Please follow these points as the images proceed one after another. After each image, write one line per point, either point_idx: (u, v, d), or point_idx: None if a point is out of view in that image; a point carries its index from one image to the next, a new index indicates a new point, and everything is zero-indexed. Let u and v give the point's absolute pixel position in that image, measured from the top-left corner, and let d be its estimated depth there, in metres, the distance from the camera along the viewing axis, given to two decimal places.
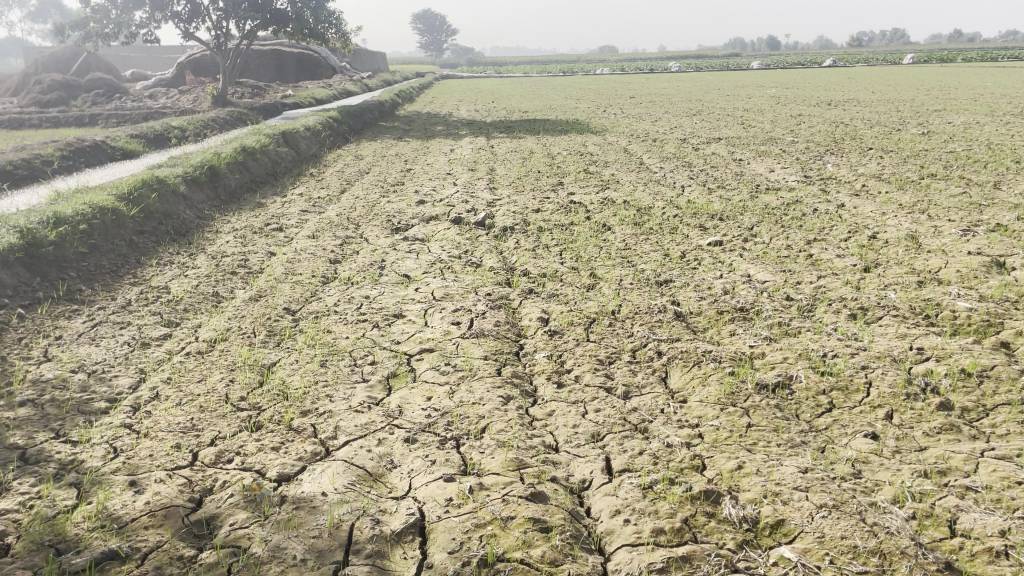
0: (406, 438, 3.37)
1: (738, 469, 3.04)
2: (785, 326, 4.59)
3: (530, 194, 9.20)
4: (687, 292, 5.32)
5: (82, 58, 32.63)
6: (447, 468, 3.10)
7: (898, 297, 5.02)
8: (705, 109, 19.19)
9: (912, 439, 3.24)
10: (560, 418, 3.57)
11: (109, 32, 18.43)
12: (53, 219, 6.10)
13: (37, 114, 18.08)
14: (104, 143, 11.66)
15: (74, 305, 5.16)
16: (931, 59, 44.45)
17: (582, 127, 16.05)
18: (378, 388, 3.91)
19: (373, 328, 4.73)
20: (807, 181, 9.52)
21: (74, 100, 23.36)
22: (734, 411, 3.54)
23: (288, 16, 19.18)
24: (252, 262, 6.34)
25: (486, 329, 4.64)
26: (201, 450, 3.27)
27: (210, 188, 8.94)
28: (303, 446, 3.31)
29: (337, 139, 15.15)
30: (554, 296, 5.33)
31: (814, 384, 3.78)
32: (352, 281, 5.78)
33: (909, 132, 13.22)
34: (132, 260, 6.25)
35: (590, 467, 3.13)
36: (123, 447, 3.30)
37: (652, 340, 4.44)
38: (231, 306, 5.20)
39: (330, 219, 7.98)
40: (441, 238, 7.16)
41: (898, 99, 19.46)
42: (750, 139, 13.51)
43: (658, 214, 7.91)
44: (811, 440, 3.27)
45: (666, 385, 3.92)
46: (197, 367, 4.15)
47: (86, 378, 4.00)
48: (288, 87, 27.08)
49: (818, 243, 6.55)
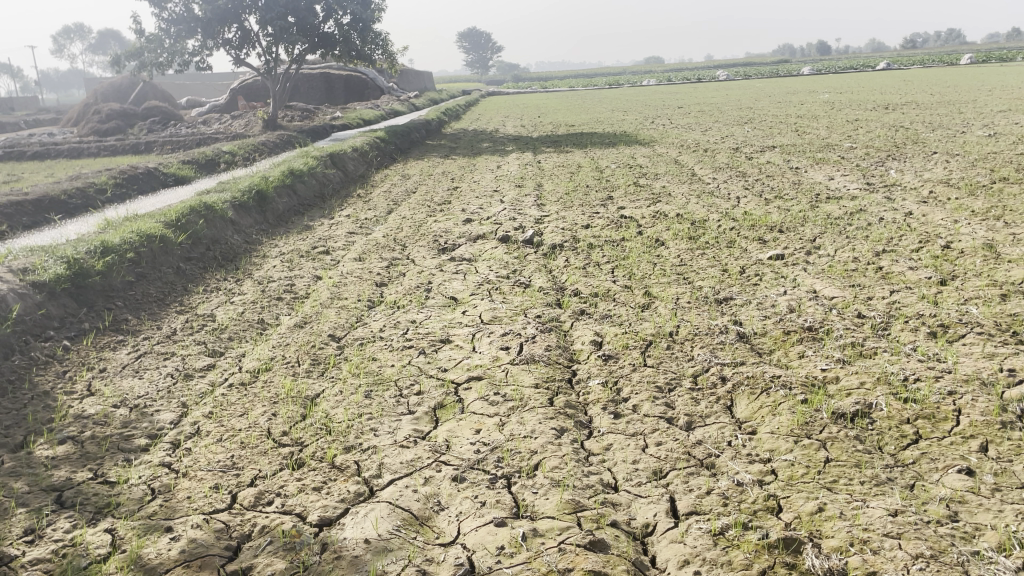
0: (454, 476, 3.16)
1: (819, 511, 2.76)
2: (860, 346, 4.27)
3: (579, 209, 8.98)
4: (750, 310, 5.03)
5: (139, 87, 33.53)
6: (498, 511, 2.89)
7: (981, 312, 4.65)
8: (758, 117, 18.74)
9: (1013, 475, 2.91)
10: (618, 453, 3.33)
11: (162, 61, 18.81)
12: (100, 248, 6.08)
13: (96, 143, 18.55)
14: (155, 171, 11.79)
15: (119, 335, 5.10)
16: (990, 58, 42.92)
17: (631, 140, 15.78)
18: (424, 420, 3.72)
19: (419, 355, 4.55)
20: (869, 188, 9.10)
21: (131, 128, 23.93)
22: (810, 444, 3.25)
23: (336, 39, 19.39)
24: (298, 286, 6.24)
25: (536, 354, 4.42)
26: (241, 491, 3.12)
27: (258, 212, 8.92)
28: (346, 486, 3.13)
29: (384, 157, 15.15)
30: (608, 317, 5.09)
31: (897, 412, 3.46)
32: (399, 304, 5.64)
33: (975, 135, 12.62)
34: (179, 287, 6.20)
35: (653, 509, 2.88)
36: (161, 489, 3.16)
37: (714, 364, 4.16)
38: (276, 333, 5.09)
39: (377, 241, 7.87)
40: (488, 257, 6.98)
41: (957, 101, 18.74)
42: (805, 146, 13.08)
43: (713, 227, 7.61)
44: (898, 476, 2.97)
45: (732, 414, 3.64)
46: (240, 400, 4.01)
47: (128, 414, 3.90)
48: (338, 108, 27.33)
49: (888, 254, 6.19)
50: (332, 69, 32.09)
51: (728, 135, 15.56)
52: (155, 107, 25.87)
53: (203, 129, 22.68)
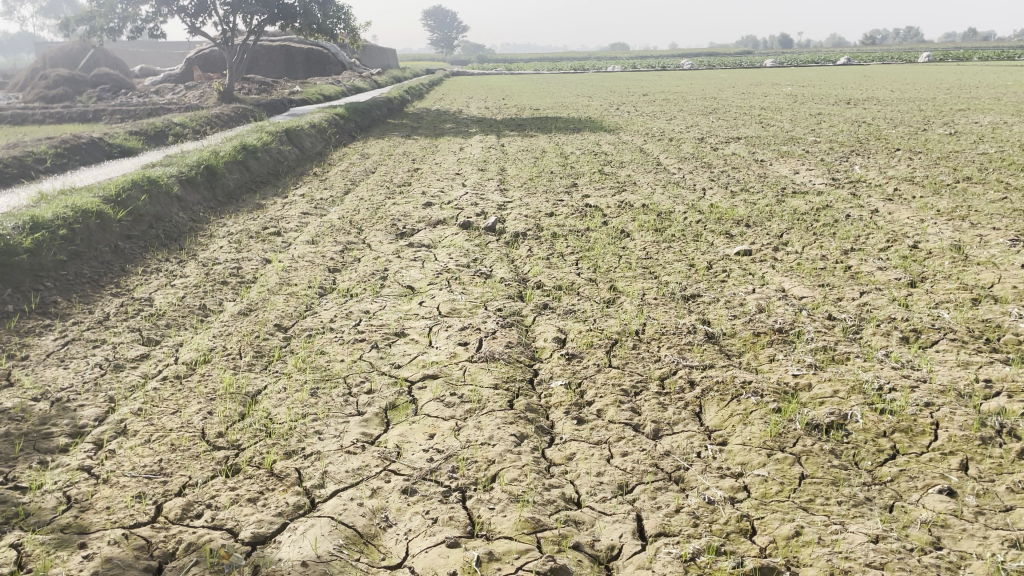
0: (404, 488, 2.90)
1: (796, 536, 2.58)
2: (831, 351, 4.11)
3: (543, 196, 8.74)
4: (718, 308, 4.84)
5: (89, 53, 32.33)
6: (450, 530, 2.65)
7: (953, 317, 4.52)
8: (724, 107, 18.66)
9: (995, 497, 2.76)
10: (582, 463, 3.11)
11: (113, 26, 18.02)
12: (30, 224, 5.66)
13: (38, 109, 17.77)
14: (100, 141, 11.23)
15: (46, 319, 4.72)
16: (946, 57, 43.47)
17: (596, 126, 15.56)
18: (373, 423, 3.46)
19: (372, 350, 4.27)
20: (835, 184, 9.02)
21: (79, 95, 23.00)
22: (784, 458, 3.06)
23: (296, 11, 18.74)
24: (245, 270, 5.90)
25: (496, 351, 4.18)
26: (167, 501, 2.81)
27: (206, 188, 8.51)
28: (284, 498, 2.85)
29: (342, 135, 14.70)
30: (571, 312, 4.87)
31: (873, 425, 3.29)
32: (351, 293, 5.34)
33: (936, 133, 12.64)
34: (116, 268, 5.82)
35: (618, 529, 2.67)
36: (79, 497, 2.85)
37: (682, 367, 3.97)
38: (218, 321, 4.76)
39: (332, 223, 7.54)
40: (448, 244, 6.71)
41: (916, 98, 18.77)
42: (770, 138, 13.00)
43: (680, 220, 7.42)
44: (877, 496, 2.80)
45: (701, 422, 3.45)
46: (173, 396, 3.69)
47: (49, 409, 3.55)
48: (296, 83, 26.61)
49: (857, 253, 6.06)
50: (292, 42, 31.30)
51: (693, 125, 15.44)
52: (106, 75, 25.00)
53: (155, 99, 21.84)
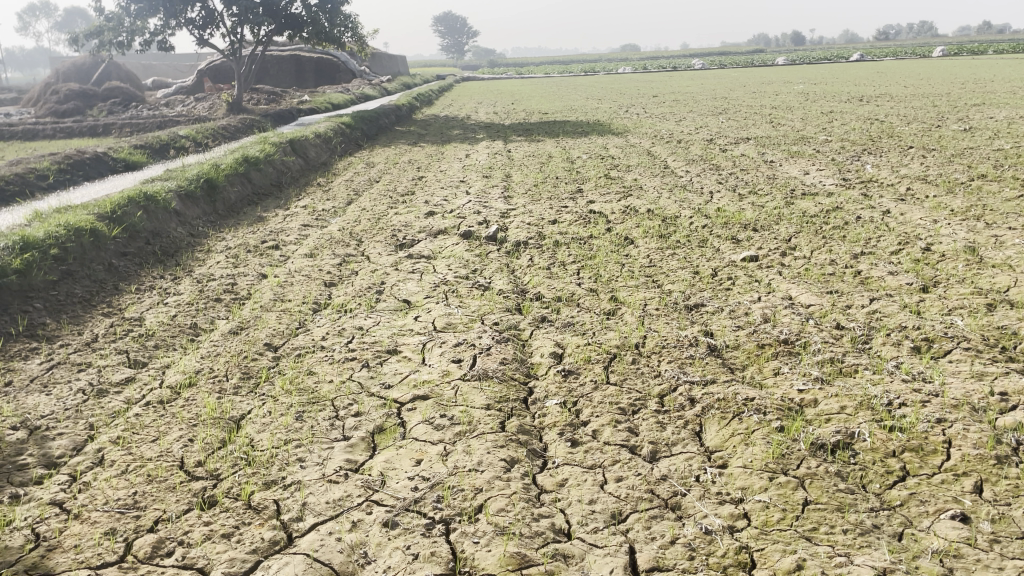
0: (386, 520, 2.77)
1: (797, 570, 2.42)
2: (839, 363, 3.94)
3: (547, 202, 8.61)
4: (721, 319, 4.68)
5: (102, 67, 32.53)
6: (431, 567, 2.51)
7: (967, 324, 4.33)
8: (734, 107, 18.46)
9: (1012, 523, 2.58)
10: (574, 490, 2.97)
11: (122, 40, 18.05)
12: (21, 244, 5.58)
13: (50, 124, 17.82)
14: (105, 156, 11.20)
15: (33, 342, 4.63)
16: (959, 51, 43.00)
17: (604, 129, 15.39)
18: (359, 448, 3.33)
19: (362, 369, 4.14)
20: (846, 184, 8.82)
21: (90, 109, 23.10)
22: (787, 483, 2.90)
23: (302, 20, 18.72)
24: (239, 286, 5.80)
25: (490, 369, 4.04)
26: (138, 538, 2.70)
27: (206, 202, 8.43)
28: (260, 533, 2.72)
29: (348, 144, 14.62)
30: (570, 325, 4.72)
31: (882, 444, 3.12)
32: (346, 308, 5.23)
33: (951, 129, 12.36)
34: (109, 286, 5.73)
35: (609, 563, 2.52)
36: (47, 534, 2.74)
37: (682, 382, 3.81)
38: (208, 341, 4.65)
39: (332, 235, 7.43)
40: (448, 255, 6.59)
41: (931, 94, 18.47)
42: (781, 138, 12.78)
43: (685, 225, 7.27)
44: (885, 523, 2.63)
45: (701, 443, 3.29)
46: (155, 423, 3.58)
47: (26, 438, 3.45)
48: (305, 92, 26.60)
49: (867, 257, 5.88)
50: (302, 52, 31.36)
51: (703, 126, 15.24)
52: (118, 88, 25.10)
53: (166, 111, 21.87)
